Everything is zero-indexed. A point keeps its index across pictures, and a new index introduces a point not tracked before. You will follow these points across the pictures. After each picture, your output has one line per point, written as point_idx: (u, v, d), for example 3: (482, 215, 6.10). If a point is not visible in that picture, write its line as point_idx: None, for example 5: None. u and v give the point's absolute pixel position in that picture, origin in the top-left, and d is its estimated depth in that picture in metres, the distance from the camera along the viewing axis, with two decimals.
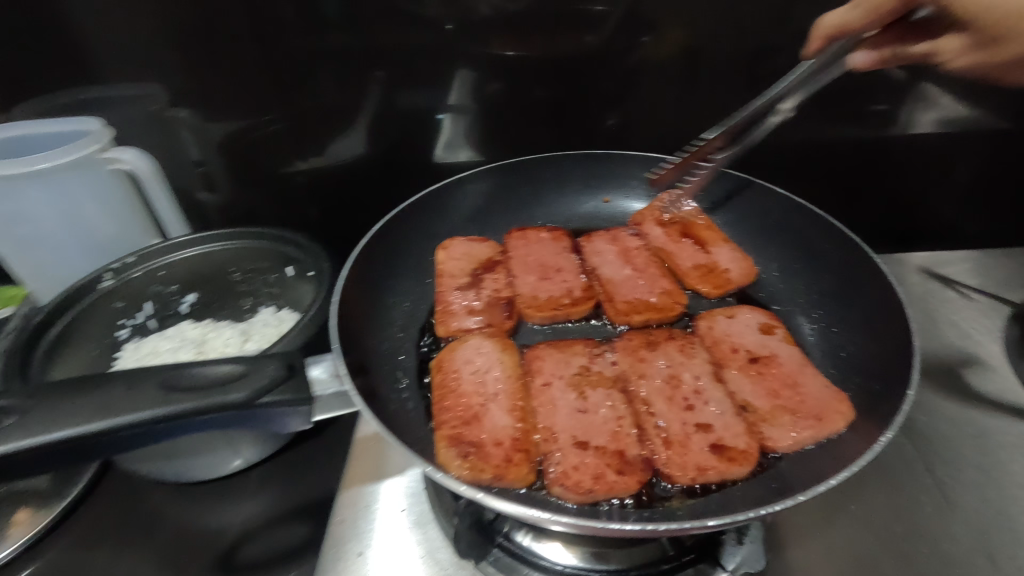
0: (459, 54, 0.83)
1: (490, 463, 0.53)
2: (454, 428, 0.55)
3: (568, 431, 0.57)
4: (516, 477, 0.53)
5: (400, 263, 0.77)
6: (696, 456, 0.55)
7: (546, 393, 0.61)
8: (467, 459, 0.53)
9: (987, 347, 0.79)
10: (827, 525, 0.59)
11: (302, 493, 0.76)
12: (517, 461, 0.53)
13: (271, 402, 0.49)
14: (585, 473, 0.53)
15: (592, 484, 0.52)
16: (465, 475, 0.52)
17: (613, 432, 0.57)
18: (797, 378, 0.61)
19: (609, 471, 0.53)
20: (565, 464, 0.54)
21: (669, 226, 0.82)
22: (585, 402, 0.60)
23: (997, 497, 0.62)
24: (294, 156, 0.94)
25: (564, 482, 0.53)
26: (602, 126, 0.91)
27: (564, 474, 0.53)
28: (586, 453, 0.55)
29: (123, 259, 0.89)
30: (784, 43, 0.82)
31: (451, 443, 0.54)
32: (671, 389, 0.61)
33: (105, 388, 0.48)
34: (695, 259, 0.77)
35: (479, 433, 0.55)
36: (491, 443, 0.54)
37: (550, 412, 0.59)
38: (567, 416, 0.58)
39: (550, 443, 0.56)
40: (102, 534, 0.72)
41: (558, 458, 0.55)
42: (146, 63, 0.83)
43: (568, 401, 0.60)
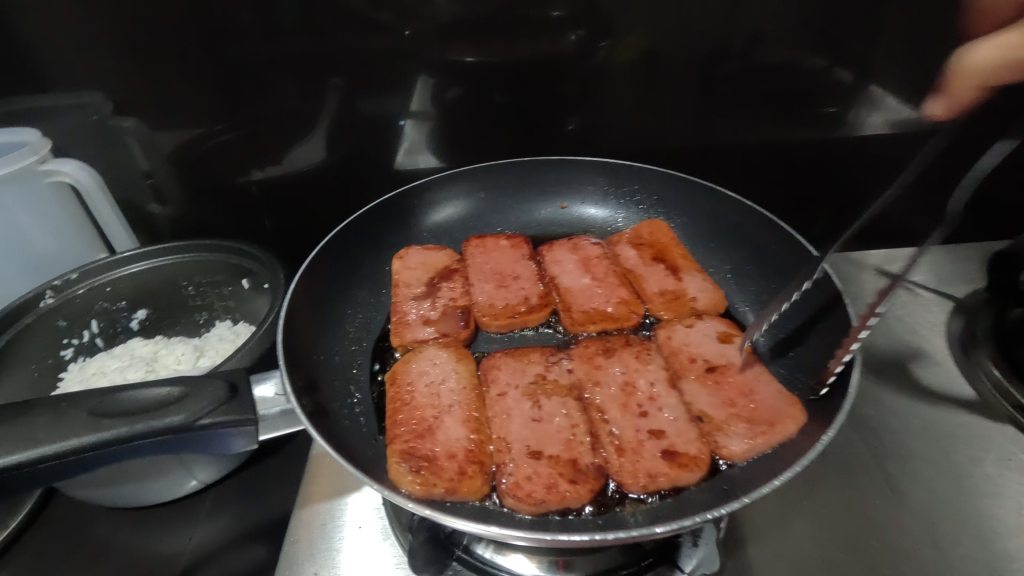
0: (413, 60, 0.83)
1: (443, 476, 0.52)
2: (407, 442, 0.55)
3: (522, 441, 0.57)
4: (470, 490, 0.52)
5: (357, 273, 0.75)
6: (647, 463, 0.55)
7: (501, 403, 0.61)
8: (419, 473, 0.52)
9: (932, 341, 0.82)
10: (782, 522, 0.60)
11: (259, 513, 0.74)
12: (471, 474, 0.53)
13: (212, 424, 0.47)
14: (537, 483, 0.53)
15: (545, 494, 0.52)
16: (416, 491, 0.51)
17: (567, 441, 0.57)
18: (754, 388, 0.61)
19: (562, 480, 0.53)
20: (518, 474, 0.54)
21: (642, 249, 0.80)
22: (540, 411, 0.60)
23: (943, 487, 0.64)
24: (246, 166, 0.91)
25: (517, 492, 0.52)
26: (560, 131, 0.92)
27: (516, 484, 0.53)
28: (540, 463, 0.55)
29: (64, 276, 0.83)
30: (734, 49, 0.84)
31: (403, 457, 0.53)
32: (626, 397, 0.62)
33: (35, 415, 0.45)
34: (663, 284, 0.75)
35: (432, 446, 0.55)
36: (444, 456, 0.54)
37: (505, 423, 0.59)
38: (521, 425, 0.58)
39: (504, 454, 0.56)
40: (44, 566, 0.69)
41: (511, 468, 0.54)
42: (85, 72, 0.80)
43: (523, 411, 0.60)
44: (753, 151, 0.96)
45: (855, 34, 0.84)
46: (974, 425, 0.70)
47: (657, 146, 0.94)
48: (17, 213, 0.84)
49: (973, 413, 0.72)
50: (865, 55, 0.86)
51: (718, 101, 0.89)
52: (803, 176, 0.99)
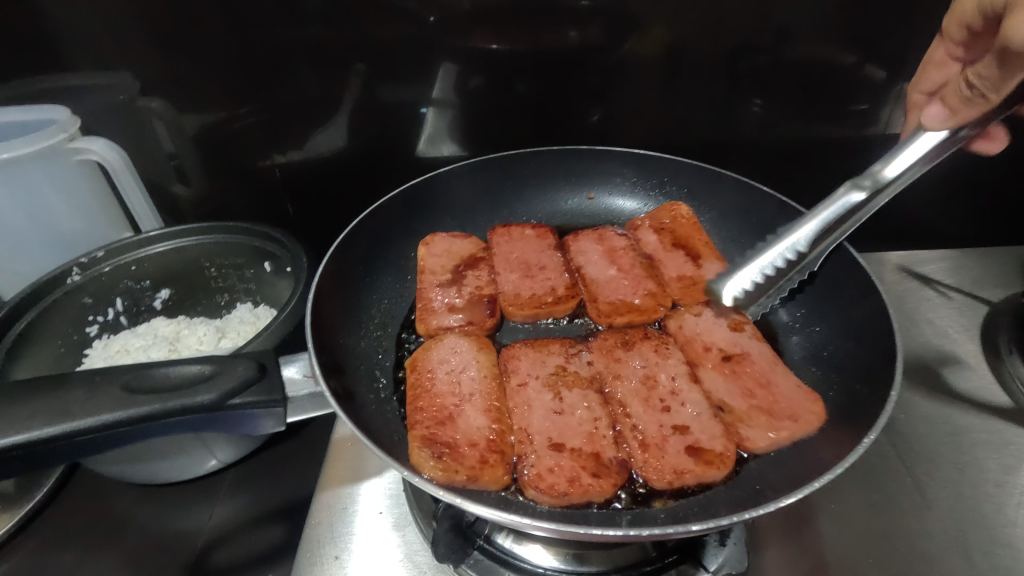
0: (441, 47, 0.82)
1: (464, 464, 0.52)
2: (428, 428, 0.54)
3: (544, 433, 0.56)
4: (491, 479, 0.52)
5: (381, 260, 0.75)
6: (672, 459, 0.55)
7: (522, 394, 0.60)
8: (441, 459, 0.51)
9: (963, 345, 0.80)
10: (807, 524, 0.59)
11: (279, 494, 0.74)
12: (492, 463, 0.53)
13: (242, 403, 0.48)
14: (560, 475, 0.53)
15: (567, 486, 0.52)
16: (438, 477, 0.50)
17: (589, 434, 0.56)
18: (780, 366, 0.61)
19: (584, 473, 0.53)
20: (540, 466, 0.53)
21: (664, 234, 0.79)
22: (561, 403, 0.59)
23: (973, 494, 0.63)
24: (272, 150, 0.91)
25: (539, 484, 0.52)
26: (587, 122, 0.91)
27: (538, 476, 0.53)
28: (562, 456, 0.54)
29: (92, 254, 0.83)
30: (768, 42, 0.82)
31: (425, 443, 0.52)
32: (647, 391, 0.61)
33: (66, 391, 0.45)
34: (681, 270, 0.75)
35: (453, 434, 0.54)
36: (465, 444, 0.54)
37: (525, 414, 0.58)
38: (542, 417, 0.58)
39: (525, 445, 0.55)
40: (68, 539, 0.70)
41: (533, 459, 0.54)
42: (115, 52, 0.80)
43: (544, 402, 0.59)
44: (783, 148, 0.94)
45: (895, 29, 0.81)
46: (1005, 432, 0.69)
47: (685, 140, 0.92)
48: (46, 190, 0.85)
49: (1004, 420, 0.70)
50: (903, 51, 0.83)
51: (749, 95, 0.87)
52: (833, 173, 0.97)
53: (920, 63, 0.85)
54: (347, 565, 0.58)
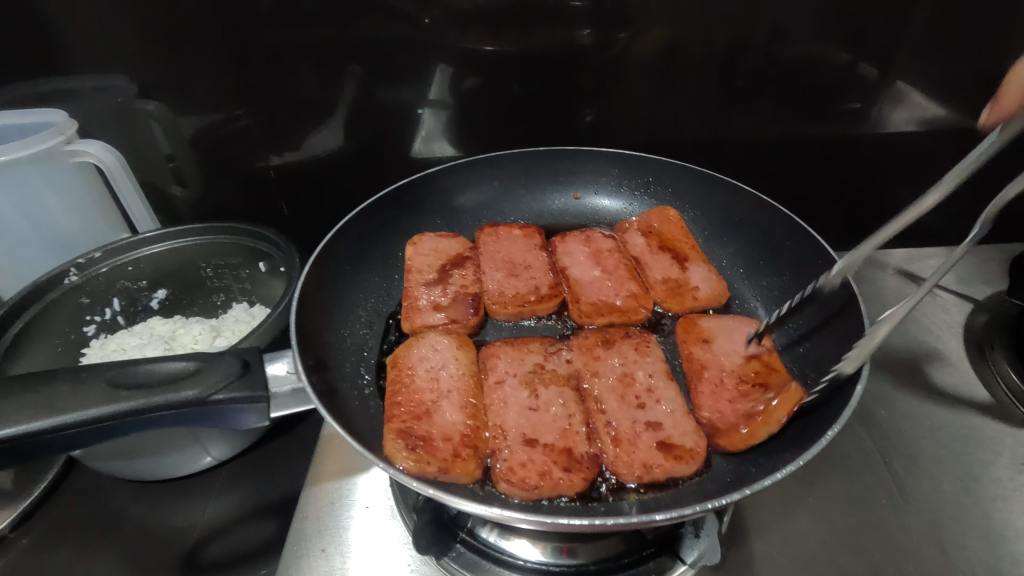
0: (433, 49, 0.83)
1: (437, 456, 0.53)
2: (404, 422, 0.55)
3: (518, 429, 0.57)
4: (462, 472, 0.53)
5: (370, 259, 0.76)
6: (643, 454, 0.56)
7: (499, 391, 0.61)
8: (414, 451, 0.52)
9: (948, 342, 0.81)
10: (787, 518, 0.60)
11: (272, 489, 0.76)
12: (464, 457, 0.54)
13: (226, 399, 0.49)
14: (531, 470, 0.54)
15: (538, 480, 0.53)
16: (410, 467, 0.52)
17: (563, 430, 0.57)
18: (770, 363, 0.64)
19: (555, 468, 0.54)
20: (513, 460, 0.54)
21: (652, 236, 0.80)
22: (537, 400, 0.60)
23: (953, 489, 0.64)
24: (266, 151, 0.93)
25: (510, 477, 0.53)
26: (577, 122, 0.92)
27: (510, 469, 0.54)
28: (534, 451, 0.55)
29: (89, 255, 0.85)
30: (757, 42, 0.83)
31: (399, 435, 0.54)
32: (624, 388, 0.62)
33: (59, 386, 0.47)
34: (667, 273, 0.76)
35: (428, 429, 0.55)
36: (440, 438, 0.55)
37: (501, 410, 0.59)
38: (518, 413, 0.59)
39: (499, 440, 0.56)
40: (66, 532, 0.71)
41: (505, 454, 0.55)
42: (113, 55, 0.82)
43: (519, 399, 0.60)
44: (772, 147, 0.95)
45: (882, 29, 0.82)
46: (986, 428, 0.70)
47: (675, 140, 0.93)
48: (44, 192, 0.86)
49: (987, 416, 0.71)
50: (890, 50, 0.84)
51: (738, 94, 0.88)
52: (824, 172, 0.98)
53: (907, 62, 0.86)
54: (333, 558, 0.59)
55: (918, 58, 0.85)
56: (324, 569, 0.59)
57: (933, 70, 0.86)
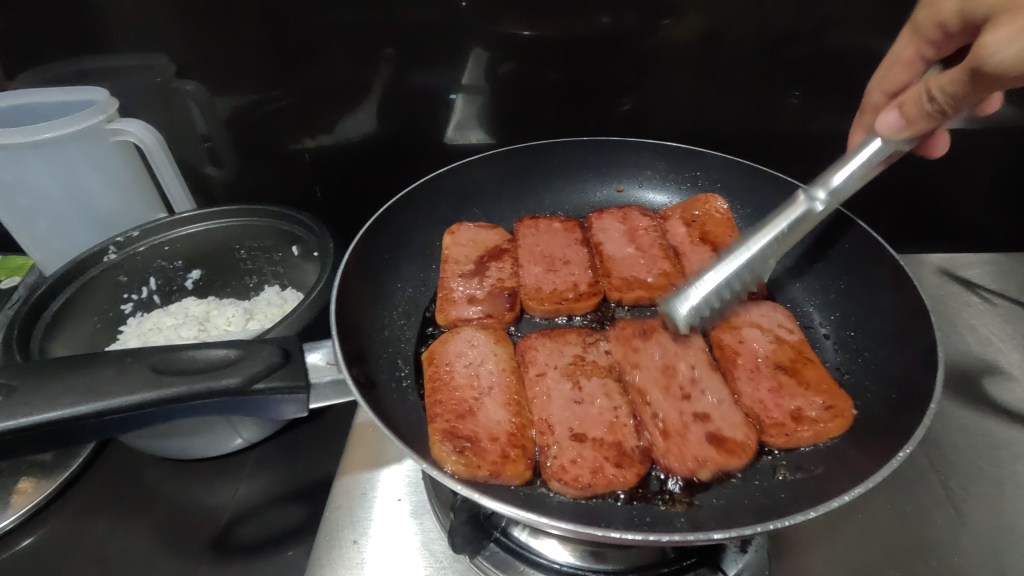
0: (471, 33, 0.81)
1: (486, 459, 0.52)
2: (449, 422, 0.54)
3: (564, 423, 0.56)
4: (512, 474, 0.52)
5: (406, 247, 0.75)
6: (694, 447, 0.54)
7: (541, 383, 0.60)
8: (462, 454, 0.51)
9: (1006, 354, 0.76)
10: (835, 533, 0.57)
11: (302, 474, 0.76)
12: (513, 458, 0.53)
13: (265, 389, 0.49)
14: (583, 466, 0.53)
15: (591, 478, 0.52)
16: (460, 471, 0.50)
17: (610, 424, 0.56)
18: (805, 352, 0.62)
19: (607, 465, 0.53)
20: (563, 458, 0.53)
21: (694, 225, 0.78)
22: (581, 392, 0.59)
23: (1011, 511, 0.60)
24: (301, 133, 0.92)
25: (562, 476, 0.52)
26: (618, 111, 0.88)
27: (561, 468, 0.53)
28: (584, 447, 0.54)
29: (126, 233, 0.84)
30: (813, 31, 0.79)
31: (446, 437, 0.53)
32: (667, 379, 0.60)
33: (100, 370, 0.47)
34: (704, 265, 0.74)
35: (473, 428, 0.54)
36: (486, 438, 0.54)
37: (545, 404, 0.58)
38: (562, 407, 0.58)
39: (546, 436, 0.56)
40: (103, 506, 0.72)
41: (555, 450, 0.54)
42: (152, 34, 0.81)
43: (563, 392, 0.59)
44: (822, 141, 0.90)
45: None
46: None
47: (719, 132, 0.89)
48: (84, 169, 0.86)
49: None
50: None
51: (788, 86, 0.84)
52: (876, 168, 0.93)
53: None
54: (364, 550, 0.59)
55: None
56: (355, 561, 0.58)
57: None
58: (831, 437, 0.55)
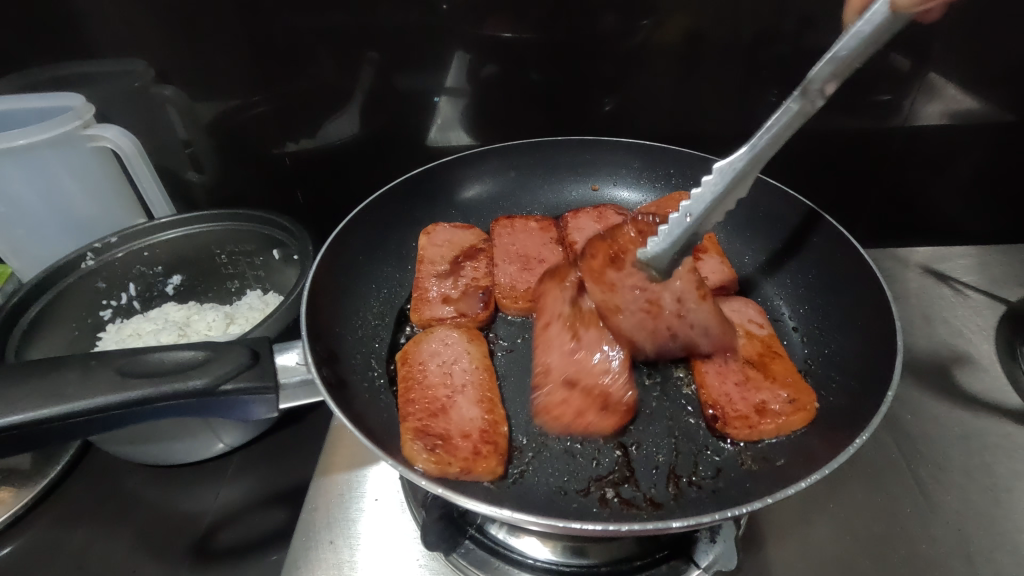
0: (450, 36, 0.81)
1: (458, 456, 0.52)
2: (421, 421, 0.54)
3: (561, 371, 0.58)
4: (485, 470, 0.52)
5: (384, 249, 0.76)
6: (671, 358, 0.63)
7: (544, 332, 0.61)
8: (434, 452, 0.52)
9: (978, 346, 0.78)
10: (807, 524, 0.58)
11: (284, 477, 0.76)
12: (485, 454, 0.53)
13: (234, 390, 0.49)
14: (568, 408, 0.57)
15: (573, 419, 0.57)
16: (431, 469, 0.51)
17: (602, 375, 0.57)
18: (773, 346, 0.63)
19: (590, 410, 0.57)
20: (552, 398, 0.58)
21: None
22: (580, 343, 0.59)
23: (981, 499, 0.61)
24: (281, 138, 0.92)
25: (548, 413, 0.58)
26: (597, 112, 0.89)
27: (549, 406, 0.58)
28: (573, 392, 0.58)
29: (105, 239, 0.84)
30: (787, 31, 0.80)
31: (417, 436, 0.53)
32: (653, 318, 0.58)
33: (70, 375, 0.47)
34: None
35: (445, 425, 0.55)
36: (458, 435, 0.54)
37: (546, 351, 0.60)
38: (560, 357, 0.59)
39: (543, 378, 0.59)
40: (82, 513, 0.72)
41: (546, 390, 0.59)
42: (130, 40, 0.81)
43: (563, 343, 0.59)
44: (799, 139, 0.91)
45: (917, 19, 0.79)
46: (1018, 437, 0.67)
47: (698, 131, 0.90)
48: (62, 176, 0.86)
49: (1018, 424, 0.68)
50: (925, 41, 0.81)
51: (765, 85, 0.85)
52: (853, 165, 0.94)
53: (945, 52, 0.82)
54: (342, 550, 0.59)
55: (956, 50, 0.81)
56: (333, 561, 0.58)
57: (971, 61, 0.83)
58: (796, 429, 0.56)
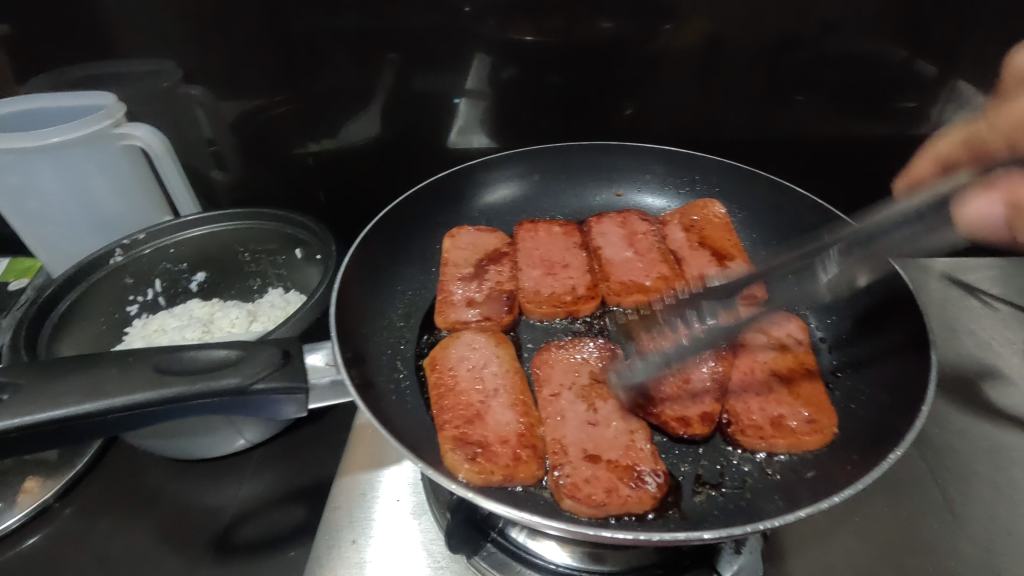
0: (475, 39, 0.82)
1: (498, 464, 0.53)
2: (458, 429, 0.55)
3: (579, 444, 0.55)
4: (526, 475, 0.53)
5: (407, 251, 0.76)
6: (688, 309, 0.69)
7: (555, 404, 0.59)
8: (475, 461, 0.52)
9: (1005, 359, 0.76)
10: (831, 536, 0.58)
11: (304, 474, 0.76)
12: (526, 459, 0.54)
13: (267, 389, 0.49)
14: (597, 486, 0.52)
15: (605, 497, 0.51)
16: (473, 479, 0.51)
17: (626, 446, 0.55)
18: (806, 363, 0.62)
19: (622, 484, 0.52)
20: (576, 477, 0.52)
21: (693, 230, 0.78)
22: (596, 414, 0.58)
23: (1008, 515, 0.60)
24: (305, 138, 0.93)
25: (575, 494, 0.51)
26: (620, 117, 0.89)
27: (574, 486, 0.52)
28: (598, 467, 0.53)
29: (133, 236, 0.86)
30: (814, 37, 0.79)
31: (456, 445, 0.53)
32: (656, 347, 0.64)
33: (104, 370, 0.48)
34: (704, 269, 0.74)
35: (483, 432, 0.55)
36: (496, 441, 0.54)
37: (559, 424, 0.57)
38: (576, 428, 0.57)
39: (560, 456, 0.54)
40: (106, 505, 0.73)
41: (568, 469, 0.53)
42: (162, 40, 0.83)
43: (577, 413, 0.58)
44: (824, 146, 0.90)
45: (947, 26, 0.78)
46: None
47: (721, 136, 0.90)
48: (92, 174, 0.88)
49: None
50: (956, 49, 0.80)
51: (790, 91, 0.84)
52: (878, 173, 0.93)
53: (974, 59, 0.81)
54: (363, 549, 0.59)
55: (988, 57, 0.80)
56: (354, 560, 0.59)
57: (1003, 69, 0.81)
58: (811, 449, 0.56)
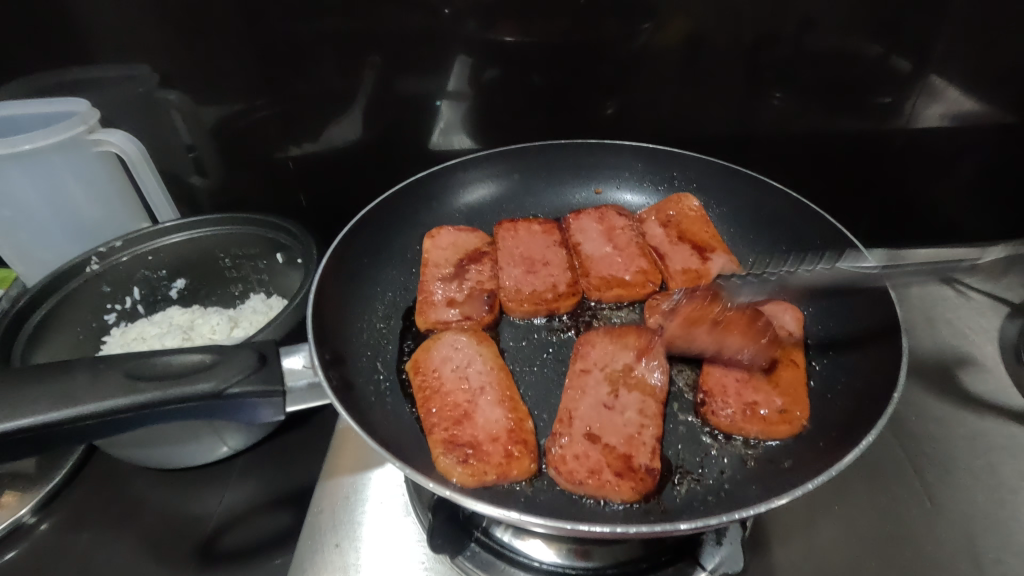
0: (454, 40, 0.82)
1: (491, 463, 0.53)
2: (446, 431, 0.55)
3: (587, 421, 0.57)
4: (519, 470, 0.53)
5: (388, 253, 0.76)
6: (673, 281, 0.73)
7: (581, 378, 0.61)
8: (467, 464, 0.52)
9: (980, 347, 0.78)
10: (813, 525, 0.58)
11: (289, 480, 0.76)
12: (518, 454, 0.54)
13: (242, 392, 0.49)
14: (582, 464, 0.53)
15: (585, 476, 0.52)
16: (467, 481, 0.52)
17: (628, 437, 0.55)
18: (793, 355, 0.62)
19: (607, 469, 0.52)
20: (568, 450, 0.54)
21: (672, 226, 0.78)
22: (615, 400, 0.59)
23: (985, 500, 0.61)
24: (285, 142, 0.92)
25: (560, 466, 0.53)
26: (600, 115, 0.89)
27: (563, 457, 0.54)
28: (594, 447, 0.54)
29: (109, 243, 0.84)
30: (789, 33, 0.80)
31: (447, 448, 0.53)
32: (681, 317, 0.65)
33: (78, 378, 0.47)
34: (686, 263, 0.74)
35: (472, 432, 0.55)
36: (487, 440, 0.54)
37: (576, 398, 0.59)
38: (591, 406, 0.58)
39: (564, 427, 0.56)
40: (86, 518, 0.72)
41: (564, 441, 0.55)
42: (137, 45, 0.82)
43: (598, 394, 0.59)
44: (802, 142, 0.91)
45: (918, 22, 0.79)
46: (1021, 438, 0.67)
47: (702, 133, 0.90)
48: (67, 181, 0.86)
49: (1020, 424, 0.69)
50: (927, 44, 0.81)
51: (768, 88, 0.85)
52: (855, 168, 0.94)
53: (945, 54, 0.82)
54: (347, 553, 0.59)
55: (958, 52, 0.82)
56: (338, 564, 0.58)
57: (973, 64, 0.83)
58: (785, 438, 0.57)
